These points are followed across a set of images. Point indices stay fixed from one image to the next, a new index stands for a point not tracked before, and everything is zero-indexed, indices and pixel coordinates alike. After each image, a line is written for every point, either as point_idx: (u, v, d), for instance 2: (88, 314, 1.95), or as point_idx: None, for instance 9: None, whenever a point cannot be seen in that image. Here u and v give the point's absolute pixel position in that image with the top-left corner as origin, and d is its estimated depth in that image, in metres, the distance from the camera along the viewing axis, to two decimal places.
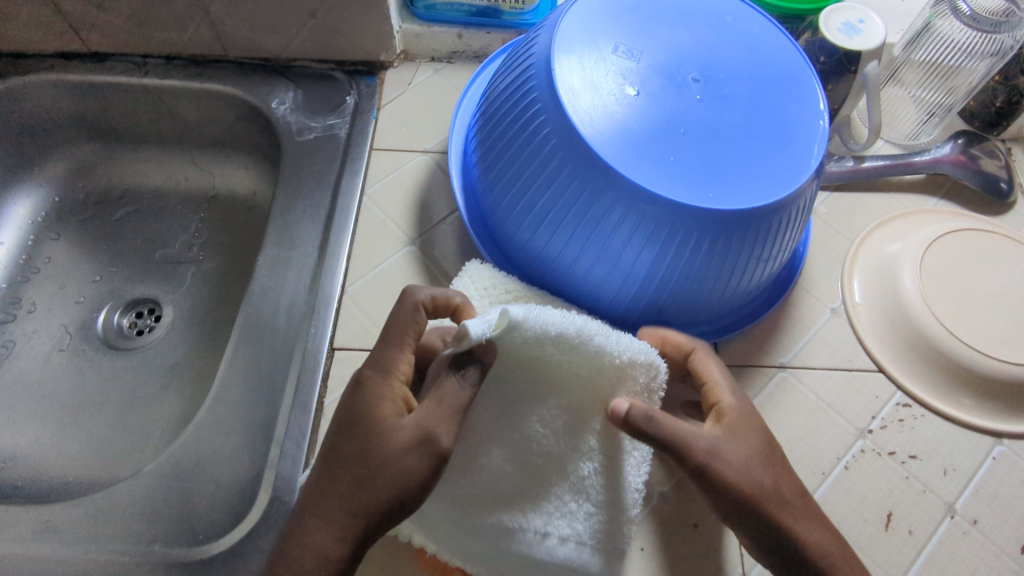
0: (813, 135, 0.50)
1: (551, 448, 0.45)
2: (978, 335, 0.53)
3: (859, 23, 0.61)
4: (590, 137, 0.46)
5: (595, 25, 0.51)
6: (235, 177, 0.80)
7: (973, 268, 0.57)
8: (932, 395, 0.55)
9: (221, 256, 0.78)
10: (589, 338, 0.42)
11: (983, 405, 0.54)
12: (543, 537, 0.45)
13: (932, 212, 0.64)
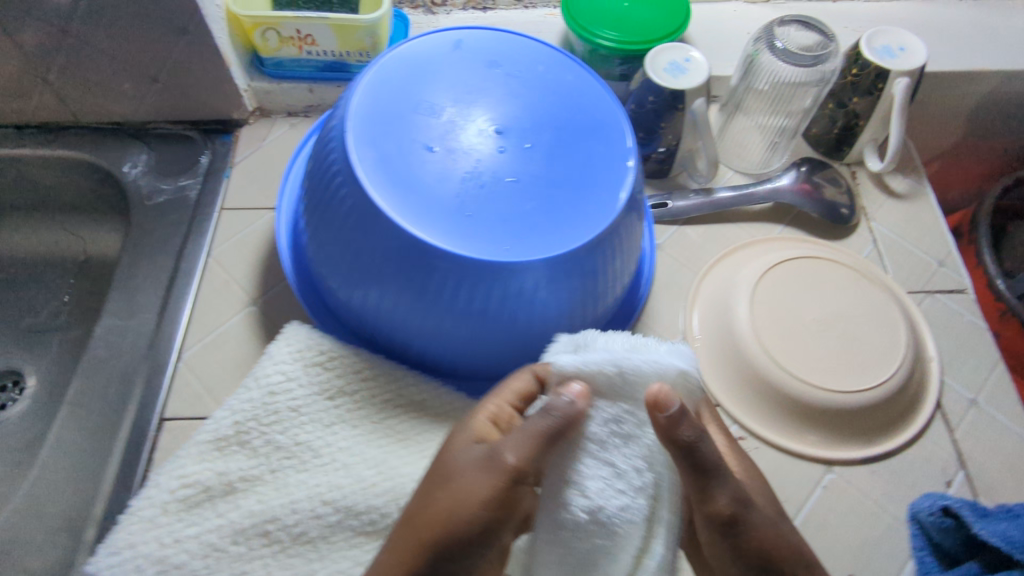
0: (621, 179, 0.51)
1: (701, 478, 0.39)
2: (803, 365, 0.54)
3: (686, 61, 0.61)
4: (381, 198, 0.46)
5: (395, 82, 0.51)
6: (99, 237, 0.77)
7: (803, 296, 0.58)
8: (766, 426, 0.55)
9: (88, 321, 0.75)
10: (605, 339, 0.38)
11: (813, 434, 0.54)
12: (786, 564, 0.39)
13: (774, 241, 0.66)
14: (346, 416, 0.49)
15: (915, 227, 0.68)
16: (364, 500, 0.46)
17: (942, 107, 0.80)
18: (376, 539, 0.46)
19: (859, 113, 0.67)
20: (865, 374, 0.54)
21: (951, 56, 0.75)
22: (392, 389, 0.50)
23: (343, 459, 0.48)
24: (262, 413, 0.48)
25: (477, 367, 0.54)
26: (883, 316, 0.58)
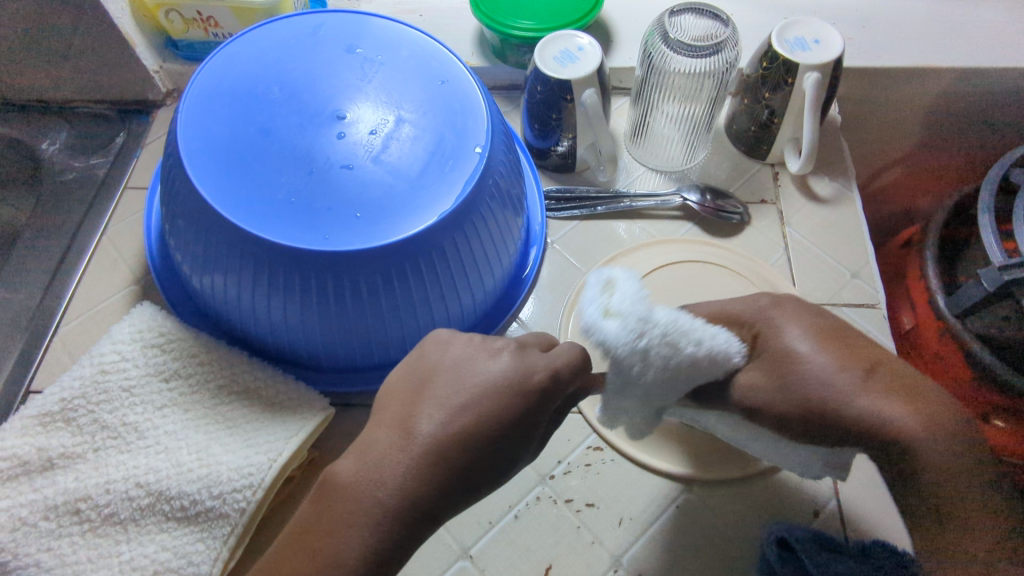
0: (466, 169, 0.49)
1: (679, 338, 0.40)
2: None
3: (578, 50, 0.59)
4: (201, 184, 0.46)
5: (243, 67, 0.51)
6: None
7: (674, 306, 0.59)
8: (629, 435, 0.53)
9: None
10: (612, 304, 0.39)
11: (660, 447, 0.52)
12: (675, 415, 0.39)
13: (675, 243, 0.63)
14: (177, 399, 0.49)
15: (832, 234, 0.63)
16: (175, 486, 0.46)
17: (893, 105, 0.74)
18: (185, 525, 0.46)
19: (775, 109, 0.62)
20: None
21: (898, 49, 0.69)
22: (226, 375, 0.50)
23: (165, 443, 0.48)
24: (90, 391, 0.48)
25: (323, 358, 0.53)
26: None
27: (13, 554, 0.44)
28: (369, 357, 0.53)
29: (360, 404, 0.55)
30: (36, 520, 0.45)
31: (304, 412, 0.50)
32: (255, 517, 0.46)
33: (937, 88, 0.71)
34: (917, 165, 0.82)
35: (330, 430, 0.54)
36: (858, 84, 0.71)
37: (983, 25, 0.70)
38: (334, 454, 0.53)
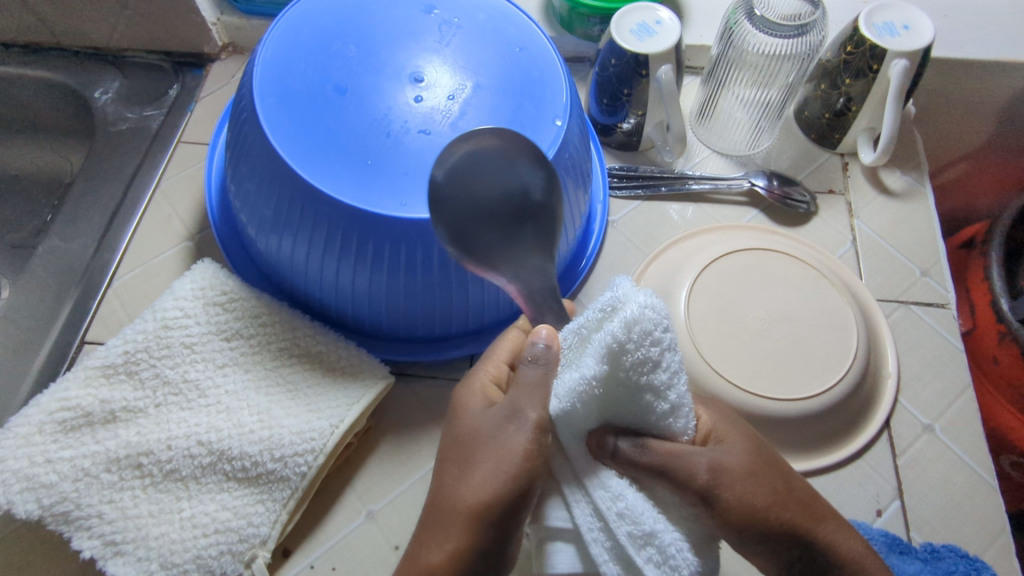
0: (544, 140, 0.47)
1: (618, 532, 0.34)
2: (735, 365, 0.50)
3: (656, 24, 0.57)
4: (277, 141, 0.44)
5: (319, 22, 0.49)
6: (61, 152, 0.74)
7: (750, 290, 0.54)
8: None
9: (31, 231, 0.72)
10: (564, 384, 0.34)
11: None
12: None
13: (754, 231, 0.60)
14: (238, 359, 0.49)
15: (902, 229, 0.62)
16: (238, 446, 0.45)
17: (969, 98, 0.71)
18: (246, 486, 0.45)
19: (853, 97, 0.60)
20: (820, 376, 0.50)
21: (981, 41, 0.67)
22: (288, 337, 0.50)
23: (227, 402, 0.47)
24: (153, 346, 0.48)
25: (383, 326, 0.52)
26: (837, 322, 0.53)
27: (76, 504, 0.44)
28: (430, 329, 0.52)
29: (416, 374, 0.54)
30: (99, 471, 0.45)
31: (366, 379, 0.49)
32: (315, 483, 0.46)
33: (1018, 84, 0.68)
34: (983, 160, 0.80)
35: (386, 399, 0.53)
36: (935, 75, 0.69)
37: None
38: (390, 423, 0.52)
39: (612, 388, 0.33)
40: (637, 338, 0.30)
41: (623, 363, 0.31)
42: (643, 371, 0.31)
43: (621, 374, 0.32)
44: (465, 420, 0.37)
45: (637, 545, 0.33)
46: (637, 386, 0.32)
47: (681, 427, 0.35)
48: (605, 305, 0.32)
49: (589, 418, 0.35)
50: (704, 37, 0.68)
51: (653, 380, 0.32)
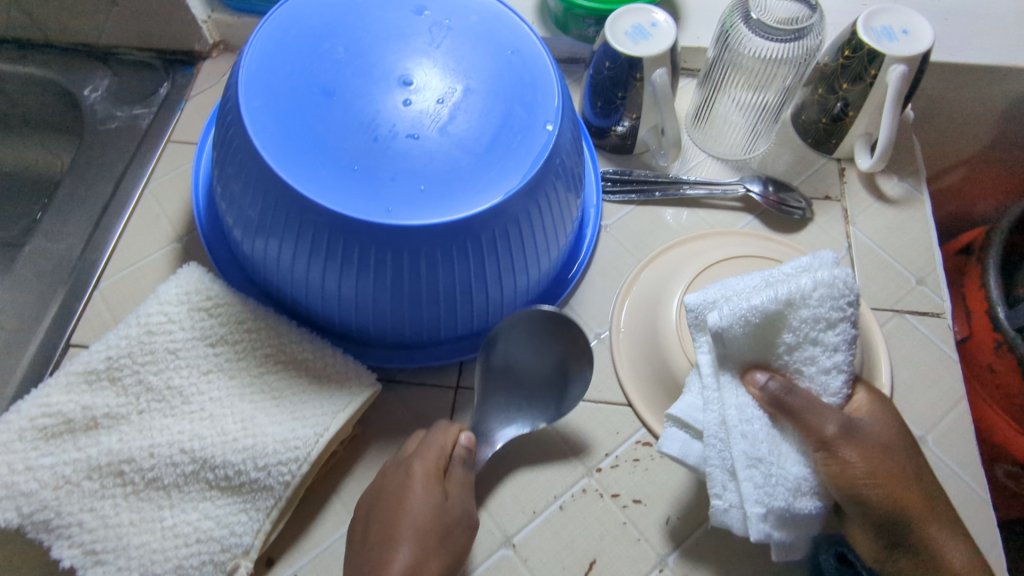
0: (535, 146, 0.46)
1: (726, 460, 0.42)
2: None
3: (651, 26, 0.56)
4: (262, 145, 0.44)
5: (307, 23, 0.48)
6: (50, 150, 0.73)
7: None
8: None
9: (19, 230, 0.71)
10: (702, 303, 0.44)
11: None
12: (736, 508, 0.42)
13: (748, 237, 0.60)
14: (222, 366, 0.48)
15: (898, 237, 0.61)
16: (220, 455, 0.45)
17: (967, 104, 0.71)
18: (229, 494, 0.45)
19: (850, 102, 0.59)
20: None
21: (981, 46, 0.66)
22: (273, 344, 0.49)
23: (211, 410, 0.47)
24: (136, 351, 0.47)
25: (371, 332, 0.51)
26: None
27: (56, 512, 0.43)
28: (418, 335, 0.52)
29: (404, 380, 0.54)
30: (80, 479, 0.44)
31: (352, 387, 0.48)
32: (299, 491, 0.46)
33: (1017, 89, 0.68)
34: (982, 165, 0.79)
35: (374, 406, 0.53)
36: (933, 80, 0.68)
37: None
38: (377, 430, 0.51)
39: (747, 318, 0.42)
40: (824, 295, 0.41)
41: (813, 318, 0.41)
42: (832, 313, 0.41)
43: (814, 329, 0.42)
44: (376, 483, 0.47)
45: (745, 467, 0.41)
46: (788, 327, 0.42)
47: (825, 389, 0.43)
48: (726, 292, 0.45)
49: (749, 351, 0.43)
50: (700, 39, 0.67)
51: (824, 337, 0.42)
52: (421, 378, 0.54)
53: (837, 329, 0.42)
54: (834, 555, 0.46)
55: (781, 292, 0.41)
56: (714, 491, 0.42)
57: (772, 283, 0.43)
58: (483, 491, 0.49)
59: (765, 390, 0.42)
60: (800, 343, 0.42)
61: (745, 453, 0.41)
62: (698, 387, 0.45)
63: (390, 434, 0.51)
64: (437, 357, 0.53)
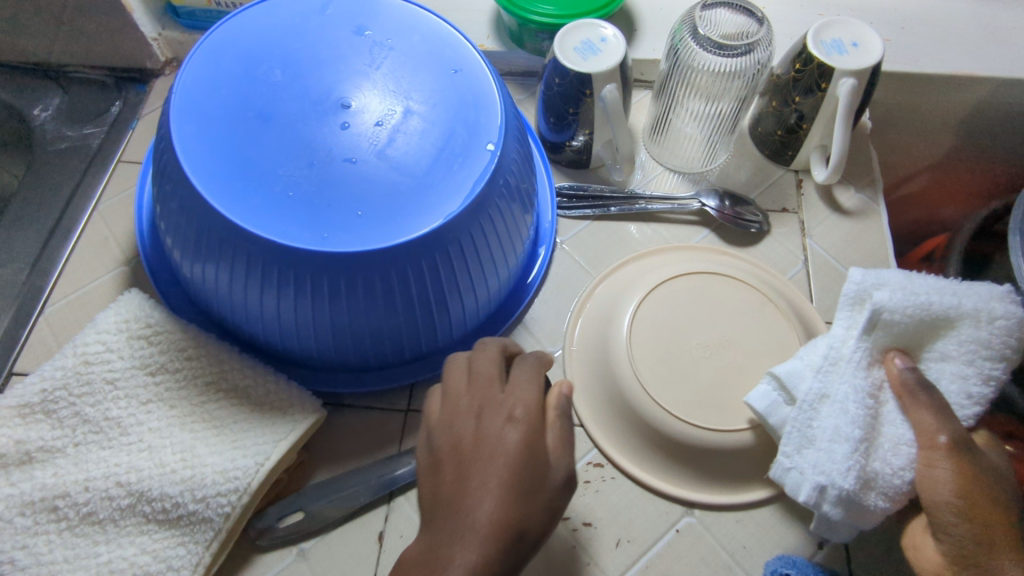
0: (476, 167, 0.45)
1: (853, 437, 0.43)
2: (677, 397, 0.49)
3: (600, 41, 0.56)
4: (193, 172, 0.43)
5: (244, 46, 0.47)
6: None
7: (693, 317, 0.53)
8: (636, 452, 0.50)
9: None
10: (873, 280, 0.46)
11: (665, 469, 0.50)
12: (810, 482, 0.44)
13: (715, 250, 0.60)
14: (163, 395, 0.47)
15: (855, 248, 0.61)
16: (158, 487, 0.44)
17: (927, 112, 0.70)
18: (167, 528, 0.44)
19: (804, 114, 0.59)
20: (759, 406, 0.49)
21: (938, 54, 0.66)
22: (215, 371, 0.48)
23: (150, 441, 0.46)
24: (72, 383, 0.46)
25: (318, 357, 0.50)
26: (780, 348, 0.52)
27: None
28: (367, 359, 0.51)
29: (355, 404, 0.53)
30: (12, 516, 0.43)
31: (295, 414, 0.48)
32: (239, 523, 0.45)
33: (976, 97, 0.67)
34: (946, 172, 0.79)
35: (322, 431, 0.52)
36: (892, 88, 0.67)
37: None
38: (325, 456, 0.51)
39: (922, 310, 0.44)
40: (980, 315, 0.44)
41: (971, 334, 0.44)
42: (955, 333, 0.44)
43: (947, 339, 0.45)
44: (464, 426, 0.39)
45: (830, 438, 0.44)
46: (931, 333, 0.45)
47: (960, 413, 0.44)
48: (871, 281, 0.46)
49: (886, 335, 0.45)
50: (657, 51, 0.66)
51: (941, 348, 0.45)
52: (371, 402, 0.53)
53: (997, 359, 0.44)
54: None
55: (964, 303, 0.44)
56: (785, 450, 0.46)
57: (954, 290, 0.45)
58: None
59: (902, 372, 0.44)
60: (953, 357, 0.44)
61: (838, 428, 0.44)
62: (814, 357, 0.46)
63: (339, 460, 0.51)
64: (387, 380, 0.52)
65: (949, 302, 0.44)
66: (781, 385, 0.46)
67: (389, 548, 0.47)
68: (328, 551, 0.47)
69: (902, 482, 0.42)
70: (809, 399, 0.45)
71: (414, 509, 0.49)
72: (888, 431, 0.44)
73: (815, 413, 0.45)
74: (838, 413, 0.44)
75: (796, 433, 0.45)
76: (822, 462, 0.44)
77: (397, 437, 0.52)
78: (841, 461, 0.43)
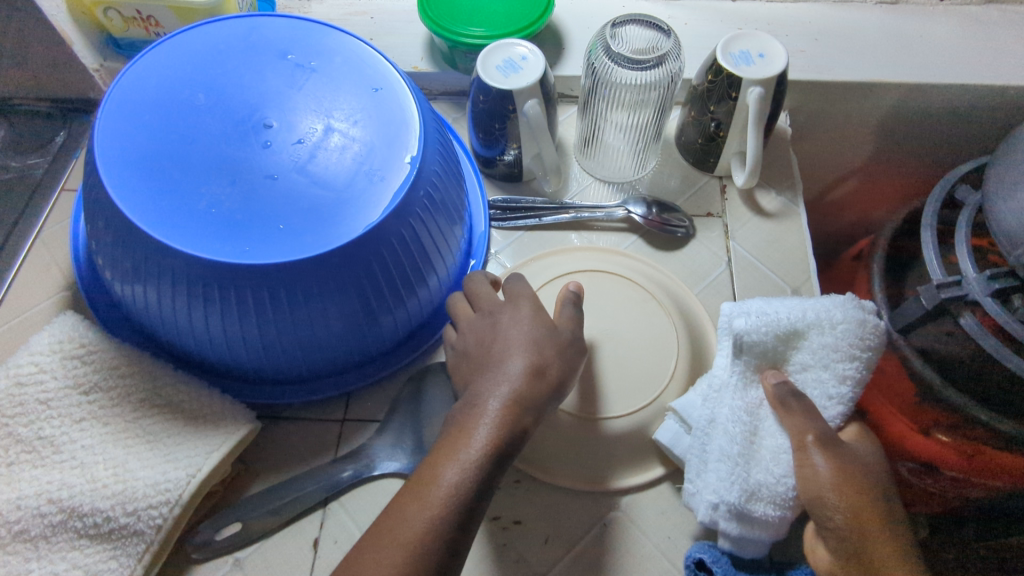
0: (395, 180, 0.47)
1: (732, 454, 0.46)
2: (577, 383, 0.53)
3: (521, 59, 0.58)
4: (117, 194, 0.44)
5: (170, 74, 0.49)
6: None
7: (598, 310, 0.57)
8: (544, 463, 0.52)
9: None
10: (738, 309, 0.50)
11: (576, 475, 0.51)
12: (703, 502, 0.46)
13: (616, 254, 0.62)
14: (96, 412, 0.48)
15: (775, 248, 0.63)
16: (88, 502, 0.45)
17: (846, 117, 0.74)
18: (98, 542, 0.45)
19: (721, 122, 0.62)
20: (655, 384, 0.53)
21: (849, 63, 0.69)
22: (148, 388, 0.49)
23: (82, 458, 0.46)
24: (5, 404, 0.47)
25: (252, 371, 0.52)
26: (657, 337, 0.56)
27: None
28: (300, 370, 0.52)
29: (292, 417, 0.54)
30: None
31: (229, 426, 0.49)
32: (172, 535, 0.46)
33: (889, 101, 0.71)
34: (870, 175, 0.83)
35: (259, 443, 0.53)
36: (809, 96, 0.71)
37: (936, 39, 0.70)
38: (261, 468, 0.52)
39: (775, 330, 0.49)
40: (827, 323, 0.48)
41: (825, 341, 0.48)
42: (811, 344, 0.49)
43: (803, 351, 0.49)
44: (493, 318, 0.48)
45: (717, 461, 0.47)
46: (790, 345, 0.49)
47: (828, 415, 0.48)
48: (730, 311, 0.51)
49: (750, 356, 0.49)
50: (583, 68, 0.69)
51: (799, 359, 0.49)
52: (309, 413, 0.55)
53: (848, 360, 0.48)
54: (692, 562, 0.47)
55: (812, 317, 0.49)
56: (686, 478, 0.48)
57: (805, 304, 0.50)
58: (364, 522, 0.50)
59: (773, 388, 0.48)
60: (811, 365, 0.49)
61: (722, 449, 0.47)
62: (703, 387, 0.51)
63: (275, 469, 0.52)
64: (322, 391, 0.53)
65: (799, 318, 0.49)
66: (680, 418, 0.50)
67: (324, 555, 0.48)
68: (262, 560, 0.48)
69: (787, 489, 0.45)
70: (699, 426, 0.49)
71: (348, 515, 0.50)
72: (767, 444, 0.47)
73: (705, 437, 0.48)
74: (725, 436, 0.47)
75: (691, 461, 0.48)
76: (713, 482, 0.46)
77: (334, 445, 0.53)
78: (726, 479, 0.46)
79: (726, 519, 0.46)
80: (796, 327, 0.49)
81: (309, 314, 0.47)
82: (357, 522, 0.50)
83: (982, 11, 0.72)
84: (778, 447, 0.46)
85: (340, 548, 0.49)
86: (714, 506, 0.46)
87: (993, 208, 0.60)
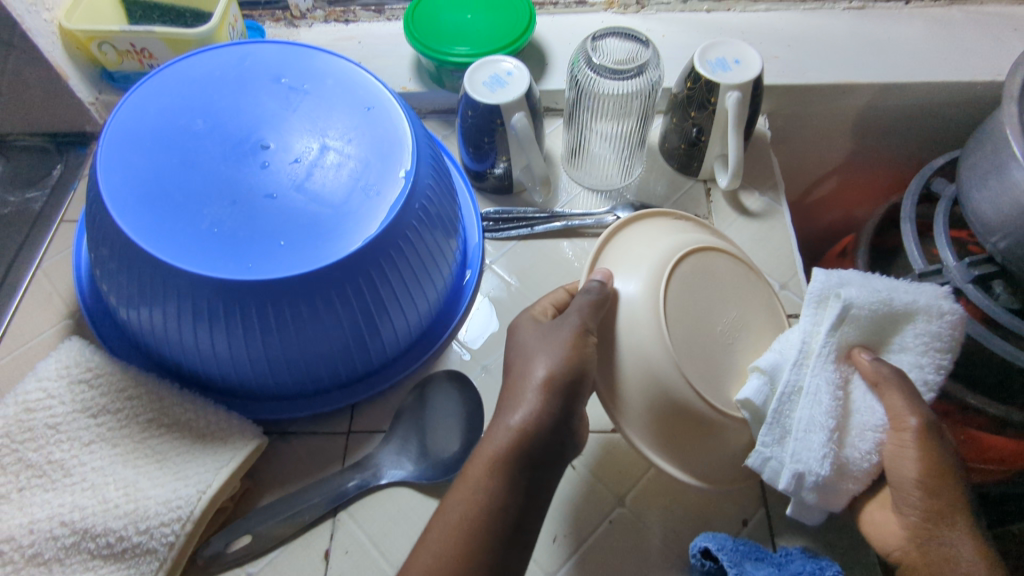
0: (391, 193, 0.49)
1: (825, 425, 0.45)
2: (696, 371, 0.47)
3: (506, 75, 0.60)
4: (121, 218, 0.46)
5: (168, 101, 0.51)
6: None
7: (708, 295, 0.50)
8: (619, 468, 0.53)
9: None
10: (841, 278, 0.48)
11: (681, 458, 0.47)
12: (782, 466, 0.46)
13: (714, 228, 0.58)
14: (105, 435, 0.49)
15: (763, 247, 0.65)
16: (101, 523, 0.45)
17: (822, 119, 0.76)
18: (112, 562, 0.45)
19: (702, 127, 0.64)
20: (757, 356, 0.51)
21: (822, 66, 0.72)
22: (156, 408, 0.50)
23: (92, 479, 0.47)
24: (14, 430, 0.48)
25: (256, 387, 0.52)
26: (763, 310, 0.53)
27: None
28: (303, 384, 0.53)
29: (298, 431, 0.55)
30: None
31: (237, 442, 0.50)
32: (185, 552, 0.46)
33: (863, 101, 0.74)
34: (849, 173, 0.86)
35: (266, 458, 0.54)
36: (786, 100, 0.73)
37: (901, 41, 0.73)
38: (269, 482, 0.53)
39: (880, 305, 0.48)
40: (933, 310, 0.48)
41: (929, 326, 0.48)
42: (917, 328, 0.49)
43: (907, 330, 0.49)
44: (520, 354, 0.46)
45: (806, 429, 0.45)
46: (889, 325, 0.49)
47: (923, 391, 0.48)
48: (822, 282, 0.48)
49: (852, 330, 0.48)
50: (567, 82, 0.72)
51: (900, 341, 0.49)
52: (315, 427, 0.55)
53: (946, 349, 0.49)
54: (698, 550, 0.48)
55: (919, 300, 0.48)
56: (763, 441, 0.46)
57: (906, 287, 0.49)
58: (373, 530, 0.50)
59: (870, 366, 0.47)
60: (911, 348, 0.49)
61: (814, 418, 0.45)
62: (792, 347, 0.48)
63: (282, 482, 0.53)
64: (325, 404, 0.54)
65: (908, 299, 0.48)
66: (766, 376, 0.47)
67: (336, 565, 0.49)
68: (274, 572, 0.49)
69: (868, 464, 0.46)
70: (790, 386, 0.46)
71: (357, 524, 0.51)
72: (856, 418, 0.46)
73: (794, 405, 0.46)
74: (817, 406, 0.45)
75: (777, 422, 0.46)
76: (799, 452, 0.45)
77: (341, 457, 0.54)
78: (819, 449, 0.45)
79: (803, 487, 0.46)
80: (902, 306, 0.48)
81: (311, 327, 0.48)
82: (367, 530, 0.50)
83: (944, 12, 0.75)
84: (864, 420, 0.46)
85: (351, 558, 0.49)
86: (796, 475, 0.45)
87: (968, 199, 0.63)
